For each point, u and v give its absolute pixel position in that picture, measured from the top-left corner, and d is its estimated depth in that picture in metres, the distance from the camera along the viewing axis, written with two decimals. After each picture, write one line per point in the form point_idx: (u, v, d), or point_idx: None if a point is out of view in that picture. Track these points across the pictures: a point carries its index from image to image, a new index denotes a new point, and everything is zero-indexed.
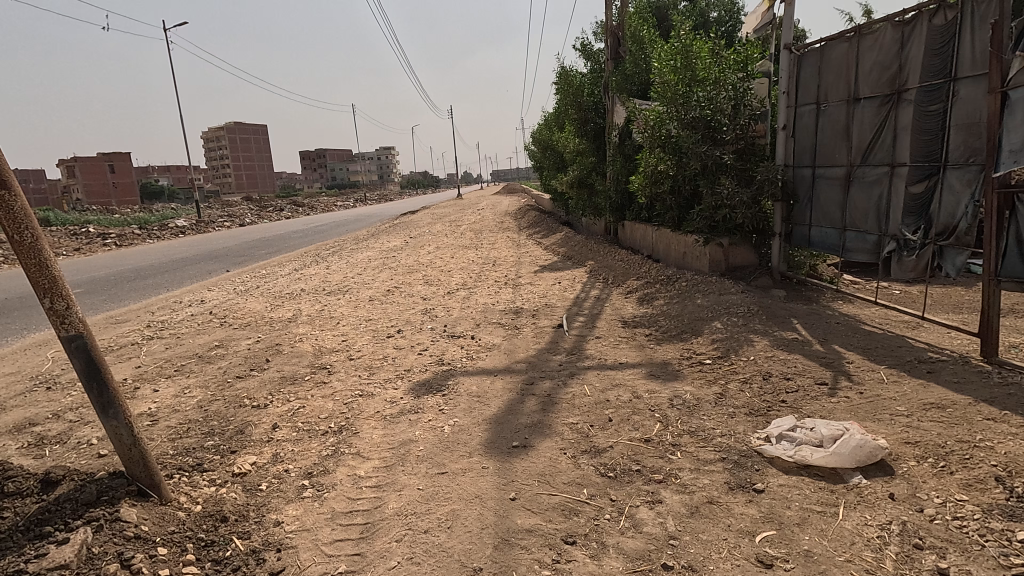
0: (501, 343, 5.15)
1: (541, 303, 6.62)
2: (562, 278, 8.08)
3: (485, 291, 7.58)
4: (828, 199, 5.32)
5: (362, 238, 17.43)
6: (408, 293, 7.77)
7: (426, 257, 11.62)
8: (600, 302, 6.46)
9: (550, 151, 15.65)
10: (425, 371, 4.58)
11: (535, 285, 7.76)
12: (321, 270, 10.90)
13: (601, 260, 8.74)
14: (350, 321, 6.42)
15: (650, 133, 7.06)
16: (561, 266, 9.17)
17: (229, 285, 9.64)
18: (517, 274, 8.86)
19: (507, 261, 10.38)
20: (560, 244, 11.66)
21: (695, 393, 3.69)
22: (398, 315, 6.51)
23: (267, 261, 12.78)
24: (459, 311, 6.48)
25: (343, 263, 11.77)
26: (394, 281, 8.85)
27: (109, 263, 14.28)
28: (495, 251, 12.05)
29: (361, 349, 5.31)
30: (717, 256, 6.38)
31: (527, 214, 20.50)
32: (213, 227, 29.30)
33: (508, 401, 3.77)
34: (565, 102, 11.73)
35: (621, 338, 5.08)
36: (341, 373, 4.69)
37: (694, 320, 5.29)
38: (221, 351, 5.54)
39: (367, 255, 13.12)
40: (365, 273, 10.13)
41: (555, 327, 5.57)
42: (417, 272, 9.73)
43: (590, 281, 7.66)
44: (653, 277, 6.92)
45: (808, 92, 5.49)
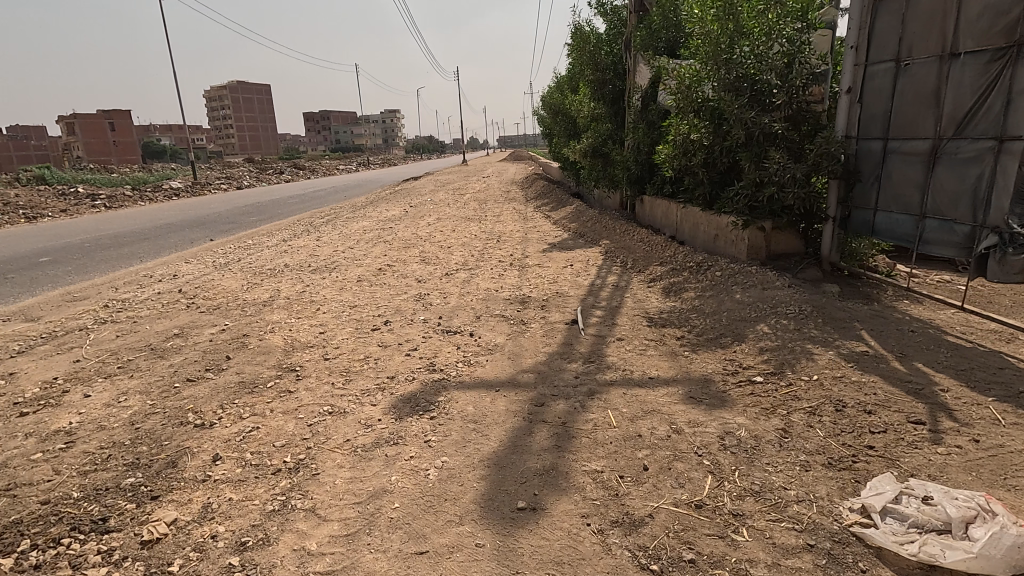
0: (505, 343, 4.35)
1: (552, 291, 5.78)
2: (574, 260, 7.21)
3: (487, 273, 6.74)
4: (901, 179, 4.42)
5: (360, 206, 16.49)
6: (401, 273, 6.94)
7: (425, 230, 10.74)
8: (620, 293, 5.62)
9: (561, 116, 14.52)
10: (412, 379, 3.78)
11: (545, 268, 6.90)
12: (311, 242, 10.05)
13: (618, 240, 7.86)
14: (332, 307, 5.61)
15: (682, 96, 6.08)
16: (573, 245, 8.29)
17: (209, 257, 8.82)
18: (524, 253, 7.99)
19: (513, 236, 9.49)
20: (570, 218, 10.74)
21: (752, 430, 2.88)
22: (388, 302, 5.69)
23: (256, 230, 11.90)
24: (458, 299, 5.66)
25: (336, 234, 10.92)
26: (388, 258, 8.00)
27: (90, 227, 13.48)
28: (500, 224, 11.13)
29: (340, 346, 4.51)
30: (757, 242, 5.50)
31: (534, 184, 19.45)
32: (209, 189, 28.29)
33: (512, 432, 2.98)
34: (580, 62, 10.63)
35: (647, 341, 4.27)
36: (312, 378, 3.90)
37: (734, 320, 4.46)
38: (177, 342, 4.75)
39: (362, 225, 12.23)
40: (357, 246, 9.28)
41: (568, 323, 4.75)
42: (414, 247, 8.87)
43: (606, 265, 6.80)
44: (680, 263, 6.06)
45: (882, 47, 4.52)
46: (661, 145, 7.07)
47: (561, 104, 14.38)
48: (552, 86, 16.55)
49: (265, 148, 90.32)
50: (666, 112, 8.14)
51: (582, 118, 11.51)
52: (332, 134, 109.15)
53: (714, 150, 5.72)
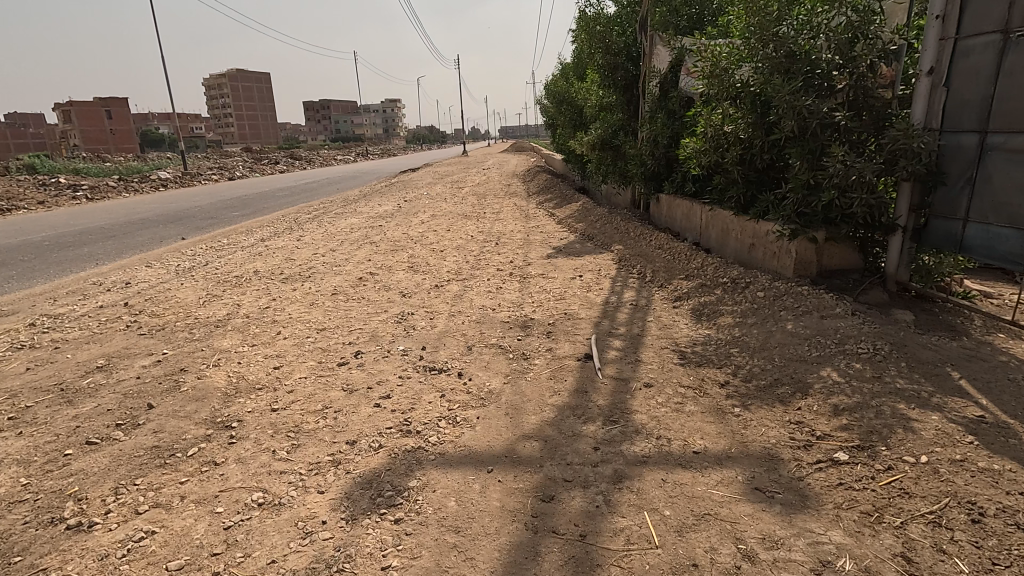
0: (501, 389, 3.43)
1: (559, 311, 4.86)
2: (583, 270, 6.28)
3: (484, 286, 5.82)
4: (1005, 183, 3.49)
5: (352, 200, 15.54)
6: (385, 284, 6.01)
7: (417, 229, 9.79)
8: (641, 315, 4.70)
9: (567, 104, 13.50)
10: (378, 446, 2.87)
11: (550, 279, 5.98)
12: (291, 243, 9.11)
13: (633, 245, 6.91)
14: (296, 330, 4.69)
15: (717, 78, 5.10)
16: (581, 250, 7.34)
17: (174, 261, 7.90)
18: (526, 259, 7.06)
19: (514, 238, 8.56)
20: (577, 217, 9.78)
21: (859, 560, 1.97)
22: (364, 323, 4.78)
23: (235, 227, 10.97)
24: (447, 321, 4.74)
25: (321, 232, 9.99)
26: (372, 264, 7.07)
27: (60, 222, 12.56)
28: (500, 223, 10.16)
29: (295, 389, 3.59)
30: (807, 255, 4.56)
31: (538, 177, 18.45)
32: (200, 180, 27.28)
33: (508, 554, 2.07)
34: (589, 44, 9.61)
35: (683, 389, 3.35)
36: (248, 441, 2.98)
37: (791, 360, 3.54)
38: (97, 380, 3.84)
39: (350, 222, 11.29)
40: (340, 248, 8.35)
41: (581, 360, 3.83)
42: (403, 250, 7.94)
43: (622, 278, 5.88)
44: (711, 278, 5.12)
45: (982, 16, 3.56)
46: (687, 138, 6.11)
47: (567, 93, 13.36)
48: (558, 73, 15.51)
49: (264, 137, 89.06)
50: (690, 100, 7.15)
51: (591, 108, 10.50)
52: (332, 123, 107.78)
53: (755, 144, 4.76)
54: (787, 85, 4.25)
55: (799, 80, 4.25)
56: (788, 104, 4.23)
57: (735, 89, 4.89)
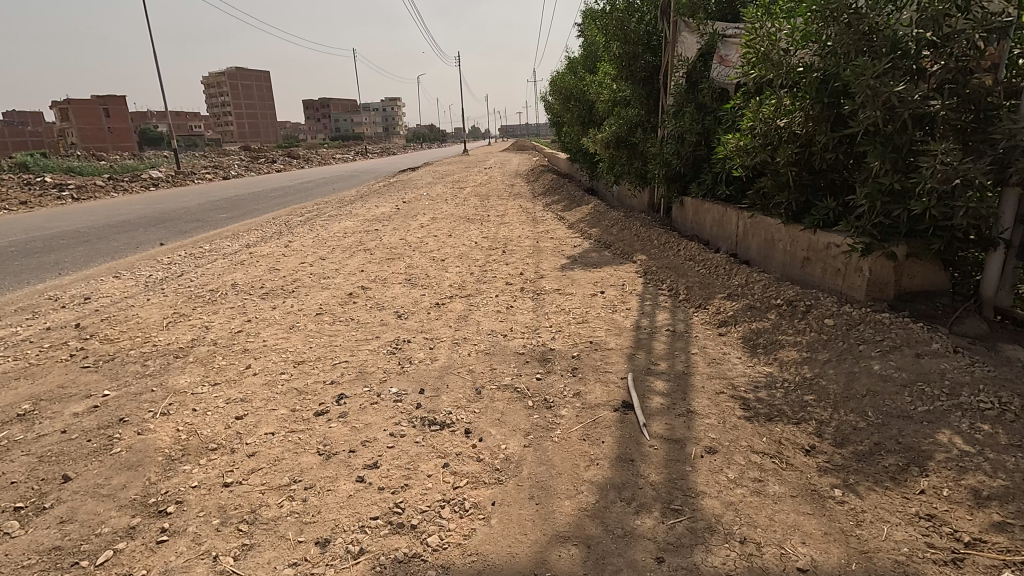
0: (522, 455, 2.66)
1: (583, 340, 4.08)
2: (605, 285, 5.51)
3: (492, 304, 5.05)
4: None
5: (348, 201, 14.76)
6: (378, 302, 5.23)
7: (416, 234, 9.01)
8: (683, 345, 3.93)
9: (576, 101, 12.70)
10: (358, 551, 2.10)
11: (569, 296, 5.20)
12: (278, 249, 8.32)
13: (659, 255, 6.14)
14: (270, 363, 3.92)
15: (773, 63, 4.30)
16: (599, 260, 6.56)
17: (146, 270, 7.11)
18: (538, 270, 6.30)
19: (522, 244, 7.77)
20: (590, 221, 9.00)
21: None
22: (352, 354, 4.00)
23: (220, 231, 10.18)
24: (451, 352, 3.96)
25: (312, 237, 9.24)
26: (365, 276, 6.31)
27: (34, 224, 11.77)
28: (506, 227, 9.39)
29: (258, 451, 2.82)
30: (884, 275, 3.78)
31: (542, 177, 17.65)
32: (193, 179, 26.40)
33: None
34: (605, 32, 8.79)
35: (759, 457, 2.58)
36: (184, 538, 2.21)
37: (890, 416, 2.77)
38: (12, 434, 3.07)
39: (345, 226, 10.50)
40: (331, 256, 7.59)
41: (619, 410, 3.06)
42: (401, 259, 7.18)
43: (651, 295, 5.11)
44: (761, 299, 4.35)
45: None
46: (726, 134, 5.32)
47: (576, 88, 12.58)
48: (566, 67, 14.74)
49: (262, 135, 88.21)
50: (723, 92, 6.37)
51: (604, 103, 9.72)
52: (331, 122, 106.94)
53: (818, 140, 3.99)
54: (869, 67, 3.47)
55: (885, 62, 3.46)
56: (870, 91, 3.45)
57: (795, 74, 4.12)
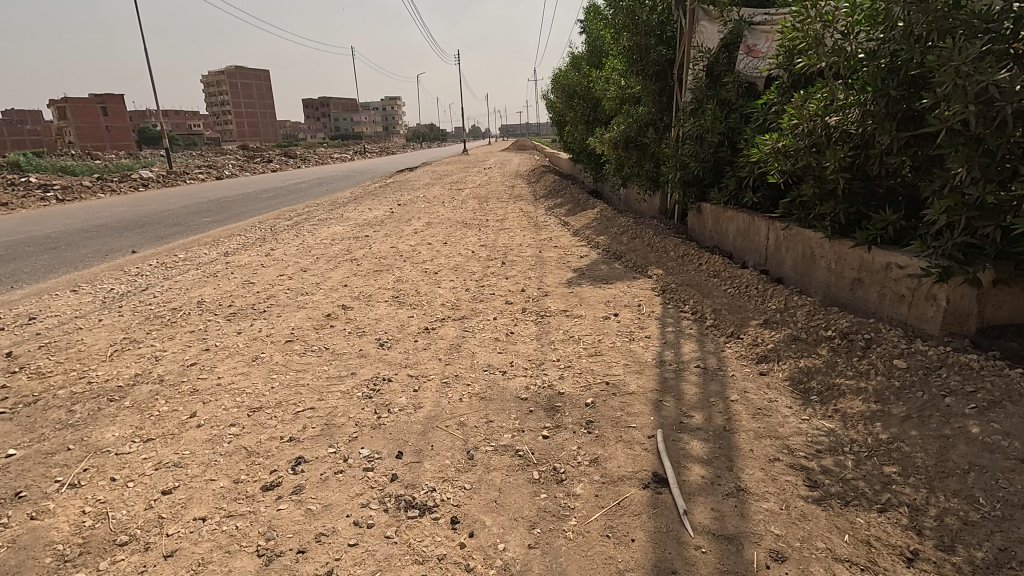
0: (526, 564, 1.99)
1: (598, 380, 3.42)
2: (619, 306, 4.84)
3: (489, 330, 4.39)
4: None
5: (340, 203, 14.08)
6: (359, 326, 4.57)
7: (409, 242, 8.34)
8: (718, 389, 3.26)
9: (580, 99, 12.02)
10: None
11: (577, 320, 4.53)
12: (258, 259, 7.66)
13: (678, 269, 5.48)
14: (221, 408, 3.25)
15: (826, 52, 3.63)
16: (608, 274, 5.89)
17: (108, 283, 6.45)
18: (542, 285, 5.63)
19: (523, 254, 7.10)
20: (596, 228, 8.33)
21: None
22: (321, 397, 3.34)
23: (200, 236, 9.51)
24: (439, 396, 3.30)
25: (297, 244, 8.58)
26: (348, 292, 5.65)
27: (5, 228, 11.10)
28: (506, 234, 8.72)
29: (179, 549, 2.15)
30: (964, 305, 3.11)
31: (543, 178, 16.96)
32: (185, 179, 25.73)
33: None
34: (614, 24, 8.11)
35: (846, 572, 1.91)
36: None
37: (1013, 507, 2.09)
38: None
39: (333, 231, 9.83)
40: (314, 267, 6.92)
41: (649, 488, 2.39)
42: (390, 271, 6.52)
43: (673, 320, 4.44)
44: (807, 329, 3.68)
45: None
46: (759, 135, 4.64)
47: (580, 85, 11.91)
48: (569, 65, 14.10)
49: (261, 135, 87.54)
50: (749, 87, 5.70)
51: (612, 101, 9.05)
52: (330, 121, 106.30)
53: (881, 142, 3.32)
54: (959, 50, 2.81)
55: (978, 43, 2.78)
56: (959, 80, 2.77)
57: (854, 61, 3.45)
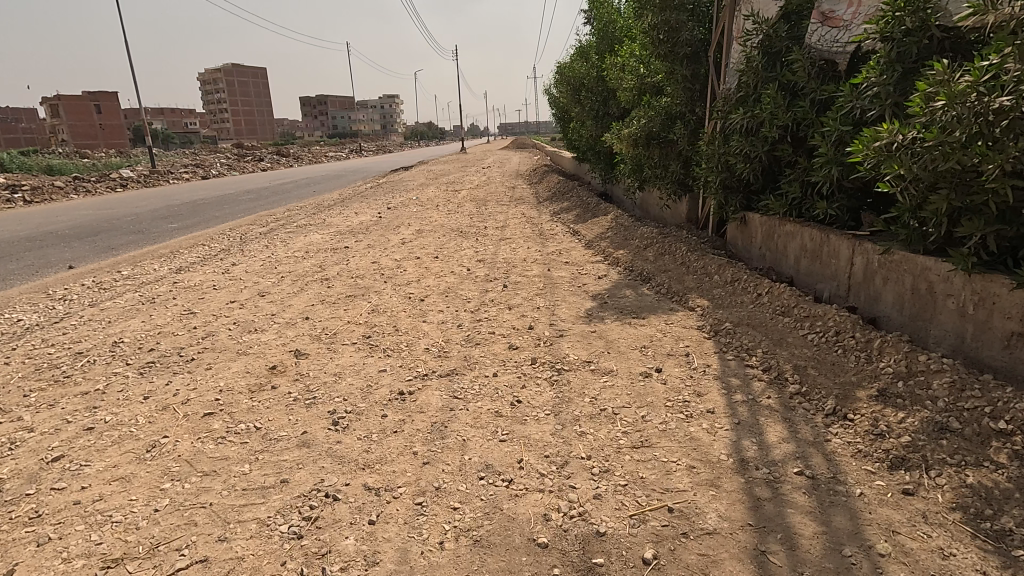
0: None
1: (654, 504, 2.21)
2: (661, 357, 3.63)
3: (488, 396, 3.18)
4: None
5: (324, 207, 12.86)
6: (311, 387, 3.37)
7: (394, 255, 7.12)
8: (850, 527, 2.05)
9: (589, 91, 10.77)
10: None
11: (608, 381, 3.33)
12: (214, 277, 6.44)
13: (731, 301, 4.28)
14: (59, 560, 2.03)
15: None
16: (637, 305, 4.69)
17: (18, 313, 5.22)
18: (555, 320, 4.43)
19: (528, 274, 5.89)
20: (613, 240, 7.11)
21: None
22: (222, 536, 2.12)
23: (156, 247, 8.29)
24: (408, 535, 2.09)
25: (265, 257, 7.37)
26: (308, 329, 4.44)
27: None
28: (508, 245, 7.52)
29: None
30: None
31: (546, 179, 15.73)
32: (170, 179, 24.41)
33: None
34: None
35: None
36: None
37: None
38: None
39: (310, 241, 8.62)
40: (276, 289, 5.72)
41: None
42: (366, 296, 5.32)
43: (739, 381, 3.23)
44: (960, 415, 2.48)
45: None
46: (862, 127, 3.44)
47: (589, 76, 10.67)
48: (575, 55, 12.93)
49: (257, 133, 86.20)
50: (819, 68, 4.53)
51: (629, 91, 7.83)
52: (327, 119, 104.98)
53: None
54: None
55: None
56: None
57: None
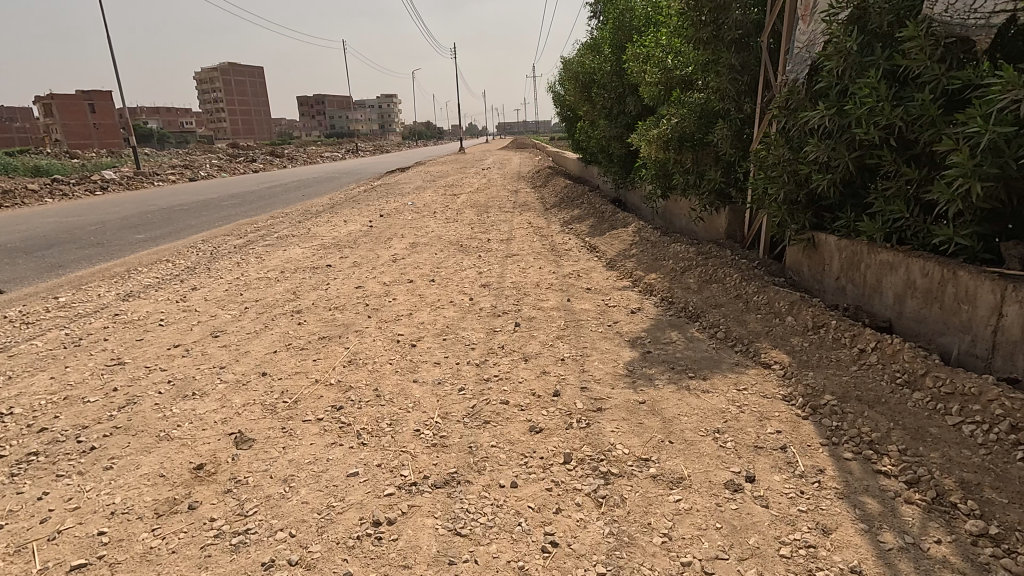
0: None
1: None
2: (748, 453, 2.57)
3: (506, 531, 2.12)
4: None
5: (312, 214, 11.81)
6: (246, 507, 2.31)
7: (383, 278, 6.07)
8: None
9: (602, 87, 9.71)
10: None
11: (680, 498, 2.28)
12: (165, 307, 5.36)
13: (825, 359, 3.22)
14: None
15: None
16: (691, 358, 3.62)
17: None
18: (587, 380, 3.37)
19: (544, 307, 4.83)
20: (641, 260, 6.05)
21: None
22: None
23: (111, 265, 7.22)
24: None
25: (232, 280, 6.30)
26: (261, 393, 3.38)
27: None
28: (516, 265, 6.46)
29: None
30: None
31: (551, 182, 14.71)
32: (156, 182, 23.24)
33: None
34: None
35: None
36: None
37: None
38: None
39: (289, 257, 7.56)
40: (235, 326, 4.65)
41: None
42: (345, 338, 4.27)
43: (880, 507, 2.16)
44: None
45: None
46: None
47: (601, 71, 9.60)
48: (584, 49, 11.87)
49: (253, 132, 85.01)
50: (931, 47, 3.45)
51: (655, 86, 6.79)
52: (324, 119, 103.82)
53: None
54: None
55: None
56: None
57: None
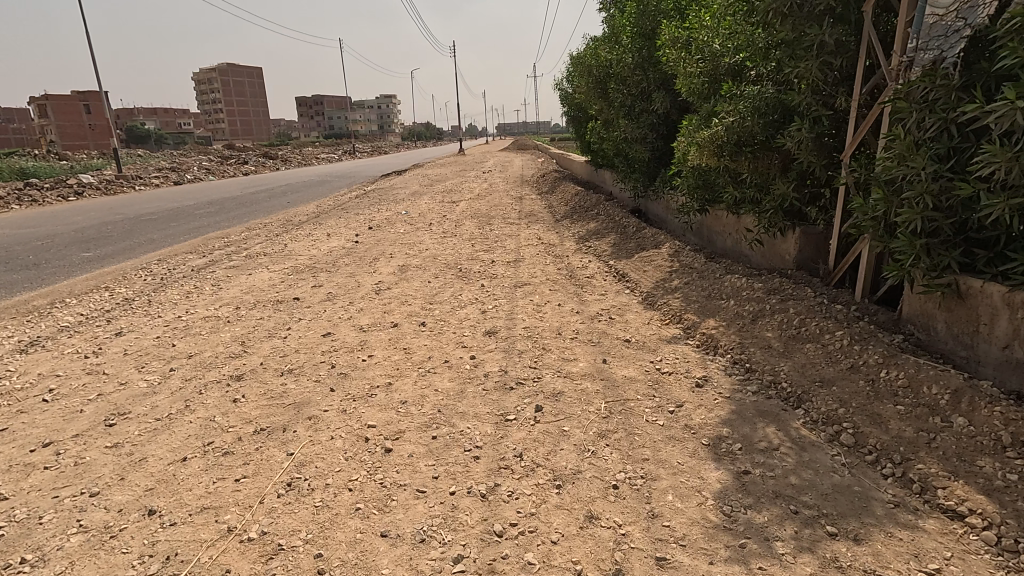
0: None
1: None
2: None
3: None
4: None
5: (293, 224, 10.52)
6: None
7: (359, 319, 4.76)
8: None
9: (622, 81, 8.41)
10: None
11: None
12: (66, 366, 4.04)
13: None
14: None
15: None
16: (818, 489, 2.30)
17: None
18: (663, 540, 2.07)
19: (574, 374, 3.51)
20: (690, 298, 4.73)
21: None
22: None
23: (34, 297, 5.92)
24: None
25: (171, 320, 4.99)
26: (130, 564, 2.06)
27: None
28: (529, 299, 5.14)
29: None
30: None
31: (559, 187, 13.43)
32: (138, 185, 21.94)
33: None
34: None
35: None
36: None
37: None
38: None
39: (252, 284, 6.25)
40: (144, 405, 3.33)
41: None
42: (290, 432, 2.95)
43: None
44: None
45: None
46: None
47: (621, 64, 8.27)
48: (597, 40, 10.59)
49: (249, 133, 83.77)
50: None
51: (697, 79, 5.55)
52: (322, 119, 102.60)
53: None
54: None
55: None
56: None
57: None
